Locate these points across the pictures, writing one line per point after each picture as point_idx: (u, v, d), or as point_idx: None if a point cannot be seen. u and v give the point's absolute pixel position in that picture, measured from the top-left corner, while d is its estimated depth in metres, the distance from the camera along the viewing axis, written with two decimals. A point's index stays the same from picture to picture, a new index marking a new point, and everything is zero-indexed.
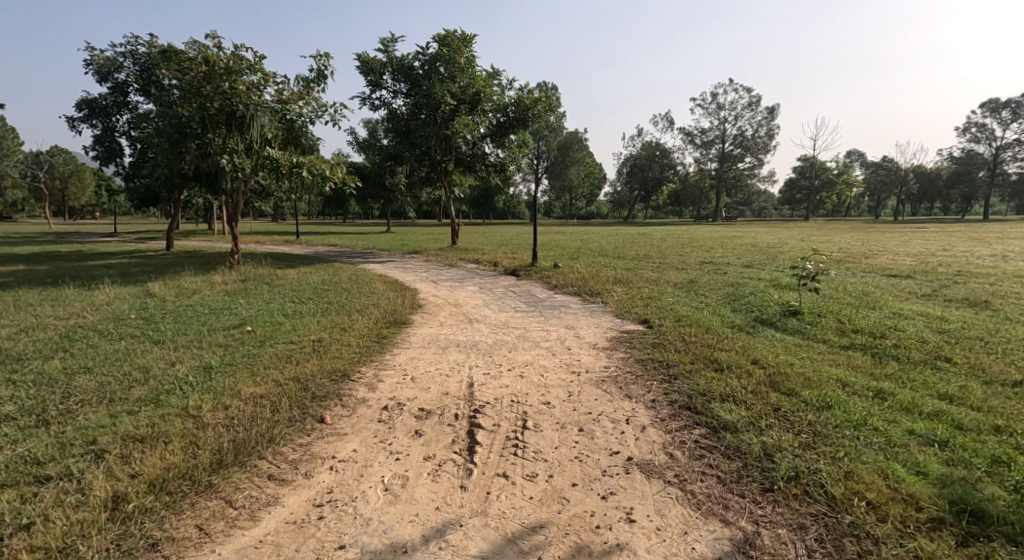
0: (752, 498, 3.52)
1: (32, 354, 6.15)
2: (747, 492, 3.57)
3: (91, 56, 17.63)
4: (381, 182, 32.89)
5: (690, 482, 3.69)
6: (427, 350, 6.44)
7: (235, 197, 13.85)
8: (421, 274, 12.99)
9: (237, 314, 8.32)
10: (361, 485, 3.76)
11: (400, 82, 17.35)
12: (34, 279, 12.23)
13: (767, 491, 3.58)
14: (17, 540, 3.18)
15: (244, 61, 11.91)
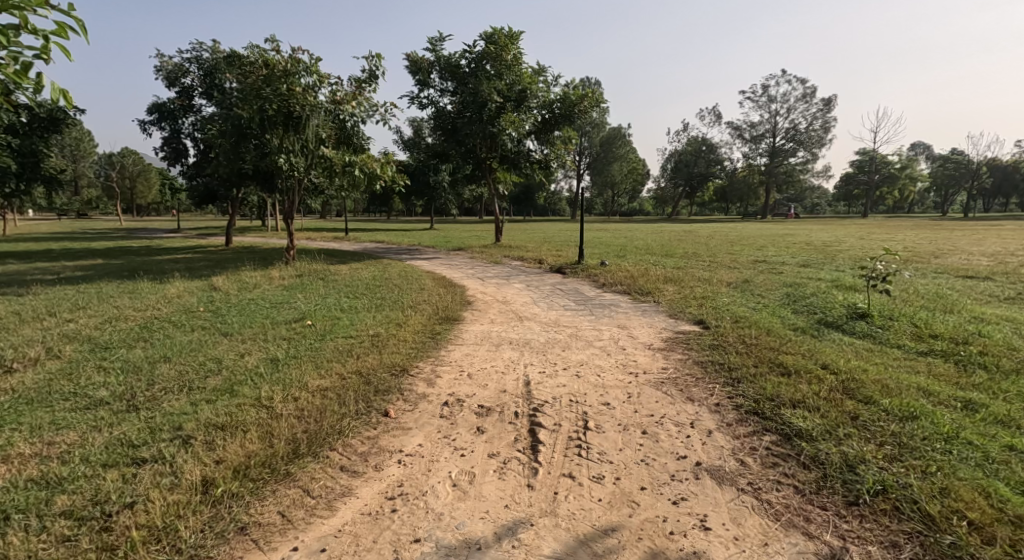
0: (836, 511, 3.39)
1: (115, 344, 6.54)
2: (830, 504, 3.44)
3: (161, 62, 18.64)
4: (426, 180, 33.38)
5: (766, 491, 3.58)
6: (481, 347, 6.49)
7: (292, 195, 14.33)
8: (470, 271, 13.06)
9: (297, 308, 8.61)
10: (430, 480, 3.83)
11: (446, 81, 17.52)
12: (113, 272, 13.04)
13: (852, 504, 3.43)
14: (124, 517, 3.38)
15: (301, 63, 12.27)
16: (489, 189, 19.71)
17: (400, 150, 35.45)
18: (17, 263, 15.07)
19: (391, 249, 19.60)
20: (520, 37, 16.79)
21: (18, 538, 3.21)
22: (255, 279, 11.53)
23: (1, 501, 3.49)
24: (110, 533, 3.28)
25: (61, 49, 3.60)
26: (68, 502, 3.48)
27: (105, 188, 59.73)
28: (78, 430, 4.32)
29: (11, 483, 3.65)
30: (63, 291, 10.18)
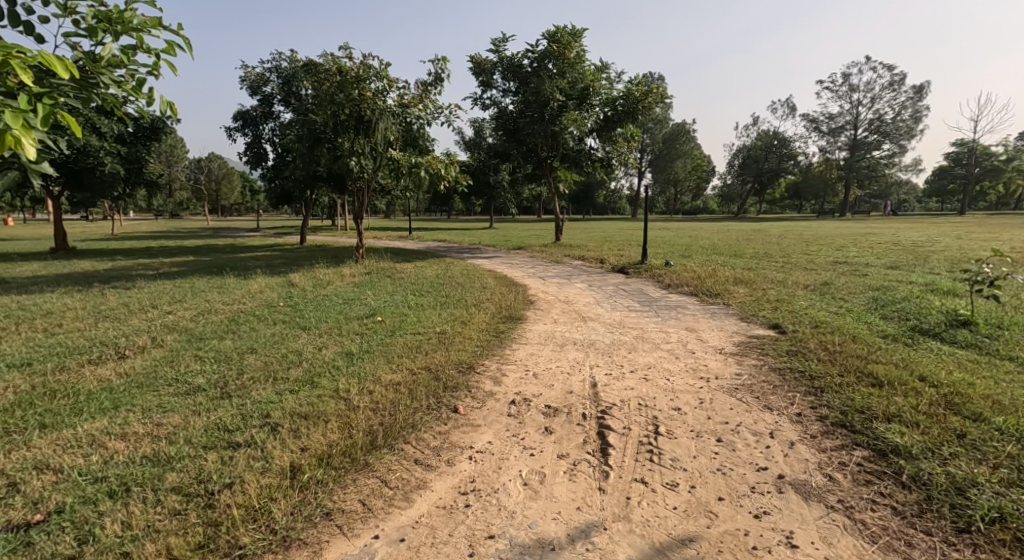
0: (943, 538, 3.18)
1: (207, 335, 6.98)
2: (936, 530, 3.24)
3: (245, 73, 19.74)
4: (486, 179, 33.62)
5: (859, 511, 3.40)
6: (545, 347, 6.48)
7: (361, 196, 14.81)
8: (532, 270, 13.06)
9: (367, 304, 8.90)
10: (501, 477, 3.87)
11: (509, 81, 17.62)
12: (203, 268, 13.93)
13: (963, 532, 3.22)
14: (224, 496, 3.59)
15: (371, 68, 12.70)
16: (549, 188, 19.64)
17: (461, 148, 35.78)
18: (122, 259, 16.39)
19: (453, 248, 19.94)
20: (584, 34, 16.60)
21: (138, 509, 3.48)
22: (328, 276, 12.01)
23: (120, 475, 3.79)
24: (212, 510, 3.49)
25: (169, 64, 3.89)
26: (177, 479, 3.75)
27: (192, 189, 63.84)
28: (181, 413, 4.65)
29: (127, 459, 3.97)
30: (161, 286, 10.96)
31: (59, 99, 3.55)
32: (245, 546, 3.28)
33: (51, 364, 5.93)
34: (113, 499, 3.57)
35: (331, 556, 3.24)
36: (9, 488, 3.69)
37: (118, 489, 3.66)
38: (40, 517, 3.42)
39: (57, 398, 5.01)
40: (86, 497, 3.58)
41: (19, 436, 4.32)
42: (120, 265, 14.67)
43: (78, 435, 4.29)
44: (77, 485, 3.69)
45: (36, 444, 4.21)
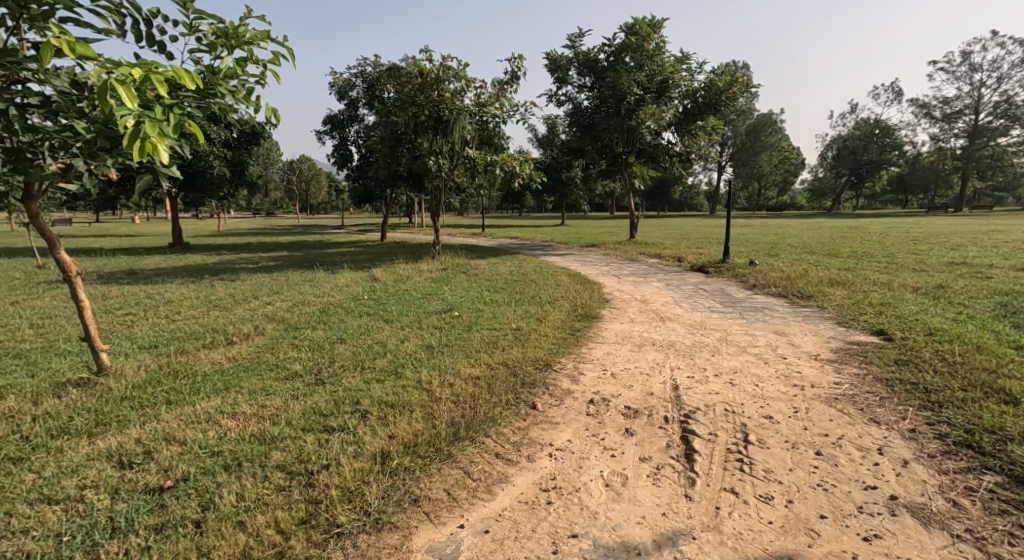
0: None
1: (302, 325, 7.34)
2: None
3: (333, 78, 20.66)
4: (559, 176, 33.40)
5: (993, 545, 3.09)
6: (623, 346, 6.32)
7: (438, 194, 15.04)
8: (608, 268, 12.80)
9: (444, 300, 9.05)
10: (582, 476, 3.80)
11: (584, 77, 17.40)
12: (296, 263, 14.71)
13: None
14: (322, 476, 3.74)
15: (450, 70, 12.93)
16: (625, 185, 19.20)
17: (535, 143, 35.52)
18: (226, 254, 17.61)
19: (526, 245, 19.99)
20: (663, 24, 16.06)
21: (249, 482, 3.67)
22: (408, 272, 12.32)
23: (232, 450, 4.03)
24: (310, 488, 3.64)
25: (273, 73, 4.45)
26: (281, 457, 3.95)
27: (283, 189, 67.64)
28: (281, 396, 4.91)
29: (237, 436, 4.22)
30: (260, 279, 11.64)
31: (187, 105, 4.25)
32: (341, 525, 3.38)
33: (172, 347, 6.43)
34: (227, 472, 3.79)
35: (420, 541, 3.29)
36: (145, 455, 4.00)
37: (232, 463, 3.89)
38: (170, 483, 3.67)
39: (180, 377, 5.42)
40: (207, 468, 3.83)
41: (151, 410, 4.70)
42: (225, 259, 15.73)
43: (198, 412, 4.61)
44: (198, 456, 3.95)
45: (164, 417, 4.56)
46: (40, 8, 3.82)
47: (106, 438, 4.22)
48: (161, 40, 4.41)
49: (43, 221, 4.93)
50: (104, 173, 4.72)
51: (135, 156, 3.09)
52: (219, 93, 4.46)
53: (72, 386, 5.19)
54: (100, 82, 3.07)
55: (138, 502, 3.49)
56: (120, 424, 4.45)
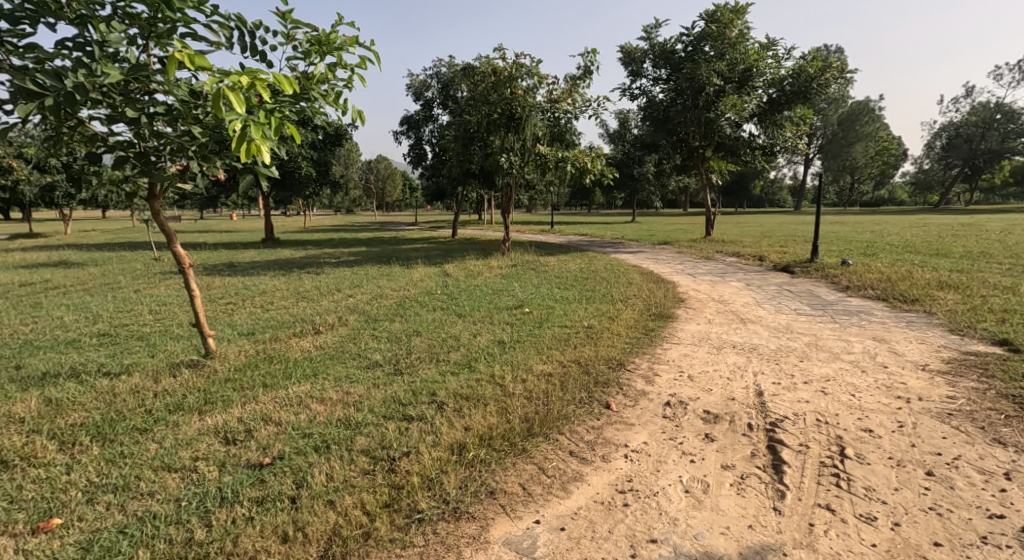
0: None
1: (380, 317, 7.59)
2: None
3: (409, 80, 21.23)
4: (630, 172, 32.71)
5: None
6: (702, 348, 6.12)
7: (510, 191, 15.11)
8: (683, 266, 12.44)
9: (515, 296, 9.09)
10: (660, 480, 3.70)
11: (660, 69, 16.97)
12: (374, 258, 15.26)
13: None
14: (404, 463, 3.85)
15: (523, 67, 12.96)
16: (702, 180, 18.56)
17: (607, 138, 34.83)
18: (311, 249, 18.53)
19: (597, 242, 19.73)
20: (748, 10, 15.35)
21: (336, 464, 3.83)
22: (479, 268, 12.48)
23: (321, 433, 4.23)
24: (392, 475, 3.75)
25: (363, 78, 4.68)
26: (364, 442, 4.10)
27: (361, 188, 70.26)
28: (364, 385, 5.10)
29: (325, 420, 4.42)
30: (342, 272, 12.14)
31: (286, 109, 4.58)
32: (422, 511, 3.46)
33: (266, 334, 6.83)
34: (317, 453, 3.98)
35: (497, 533, 3.32)
36: (246, 433, 4.27)
37: (320, 445, 4.08)
38: (268, 460, 3.89)
39: (274, 362, 5.76)
40: (299, 448, 4.03)
41: (250, 392, 5.01)
42: (310, 254, 16.54)
43: (290, 396, 4.87)
44: (292, 437, 4.17)
45: (261, 399, 4.85)
46: (165, 26, 4.21)
47: (213, 416, 4.53)
48: (263, 50, 4.77)
49: (164, 217, 5.38)
50: (212, 173, 5.09)
51: (242, 156, 3.36)
52: (314, 97, 4.77)
53: (184, 366, 5.62)
54: (214, 89, 3.29)
55: (242, 476, 3.71)
56: (224, 403, 4.77)
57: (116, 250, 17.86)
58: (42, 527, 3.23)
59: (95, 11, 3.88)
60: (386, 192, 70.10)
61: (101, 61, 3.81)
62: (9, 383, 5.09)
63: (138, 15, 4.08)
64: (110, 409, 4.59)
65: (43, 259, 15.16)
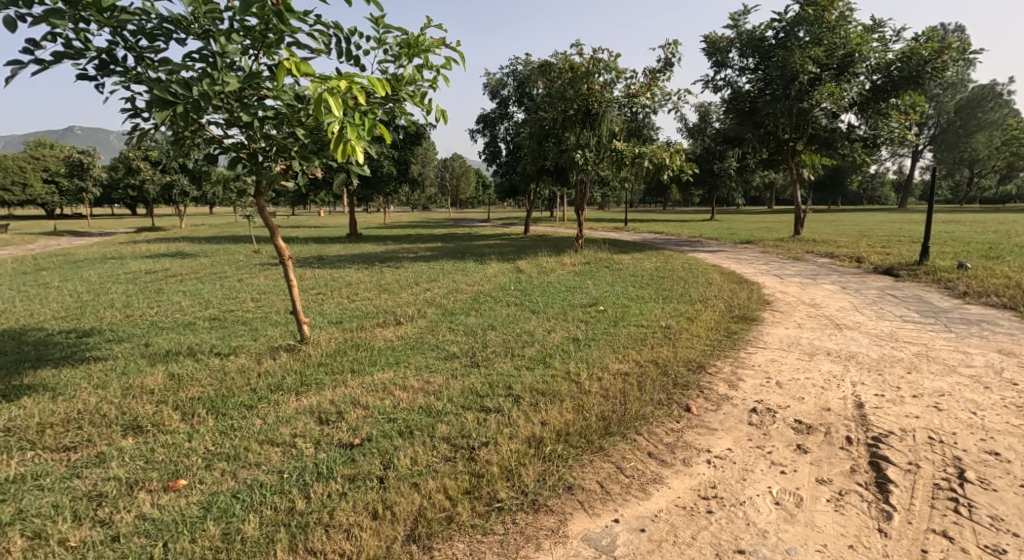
0: None
1: (456, 311, 7.80)
2: None
3: (486, 79, 21.52)
4: (711, 167, 31.49)
5: None
6: (791, 354, 5.86)
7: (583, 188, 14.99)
8: (770, 267, 11.94)
9: (589, 293, 9.06)
10: (747, 490, 3.61)
11: (748, 58, 16.30)
12: (450, 253, 15.62)
13: None
14: (486, 452, 3.96)
15: (601, 62, 12.85)
16: (792, 175, 17.66)
17: (687, 133, 33.55)
18: (391, 244, 19.24)
19: (673, 241, 19.24)
20: None
21: (420, 449, 3.99)
22: (551, 265, 12.50)
23: (405, 419, 4.42)
24: (476, 463, 3.87)
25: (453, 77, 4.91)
26: (446, 430, 4.25)
27: (438, 185, 71.90)
28: (442, 375, 5.28)
29: (407, 407, 4.62)
30: (419, 266, 12.54)
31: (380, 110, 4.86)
32: (502, 500, 3.55)
33: (353, 323, 7.20)
34: (402, 437, 4.17)
35: (576, 529, 3.35)
36: (337, 414, 4.53)
37: (404, 431, 4.26)
38: (358, 441, 4.12)
39: (359, 350, 6.06)
40: (386, 432, 4.23)
41: (339, 376, 5.31)
42: (390, 249, 17.19)
43: (376, 382, 5.12)
44: (378, 421, 4.39)
45: (350, 384, 5.13)
46: (274, 36, 4.53)
47: (307, 397, 4.84)
48: (357, 55, 5.04)
49: (267, 212, 5.80)
50: (311, 172, 5.42)
51: (340, 156, 3.56)
52: (403, 98, 5.03)
53: (283, 350, 6.04)
54: (315, 90, 3.49)
55: (336, 454, 3.95)
56: (318, 386, 5.09)
57: (221, 242, 19.36)
58: (171, 487, 3.57)
59: (217, 26, 4.23)
60: (462, 188, 71.42)
61: (222, 71, 4.16)
62: (139, 358, 5.67)
63: (252, 27, 4.41)
64: (221, 385, 5.01)
65: (160, 250, 16.71)
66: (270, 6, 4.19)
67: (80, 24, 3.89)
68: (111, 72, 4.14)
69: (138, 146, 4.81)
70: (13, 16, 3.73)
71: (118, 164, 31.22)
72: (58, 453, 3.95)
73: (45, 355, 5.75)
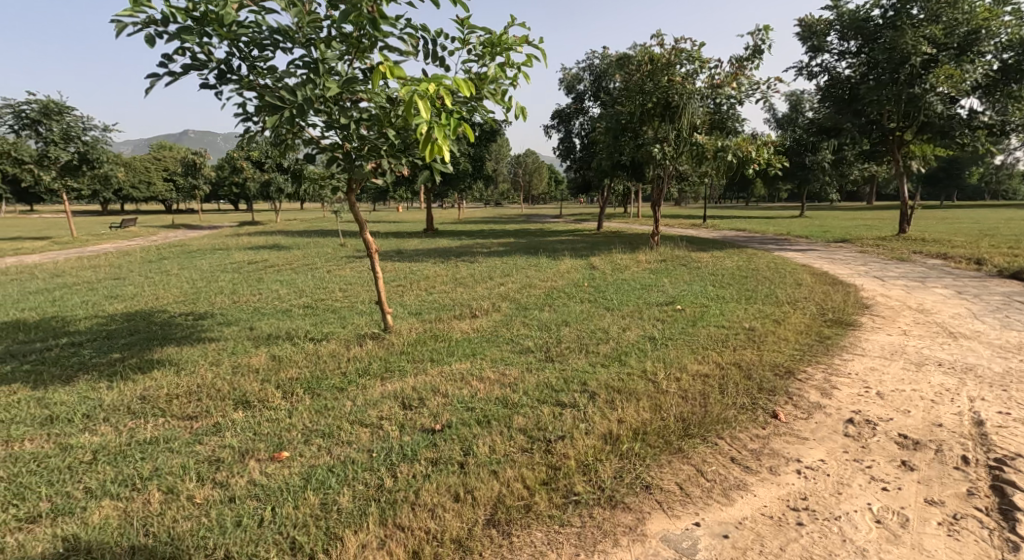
0: None
1: (531, 306, 7.87)
2: None
3: (562, 74, 21.45)
4: (804, 160, 29.87)
5: None
6: (895, 363, 5.49)
7: (661, 184, 14.65)
8: (869, 268, 11.20)
9: (665, 292, 8.87)
10: (842, 505, 3.45)
11: (849, 41, 15.35)
12: (524, 249, 15.73)
13: None
14: (564, 446, 4.00)
15: (683, 52, 12.48)
16: (897, 168, 16.37)
17: (776, 125, 32.02)
18: (468, 239, 19.62)
19: (758, 239, 18.43)
20: None
21: (498, 439, 4.09)
22: (626, 262, 12.33)
23: (483, 408, 4.54)
24: (553, 455, 3.92)
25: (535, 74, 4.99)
26: (523, 421, 4.32)
27: (512, 181, 72.38)
28: (518, 368, 5.37)
29: (485, 397, 4.73)
30: (494, 261, 12.72)
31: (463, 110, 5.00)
32: (579, 494, 3.58)
33: (432, 315, 7.43)
34: (481, 426, 4.28)
35: (655, 528, 3.33)
36: (419, 400, 4.72)
37: (483, 420, 4.38)
38: (439, 427, 4.27)
39: (438, 340, 6.26)
40: (465, 420, 4.36)
41: (420, 364, 5.53)
42: (466, 243, 17.54)
43: (454, 372, 5.28)
44: (457, 409, 4.53)
45: (429, 372, 5.32)
46: (369, 41, 4.75)
47: (392, 383, 5.07)
48: (442, 57, 5.21)
49: (357, 207, 6.08)
50: (398, 169, 5.65)
51: (426, 155, 3.66)
52: (484, 96, 5.16)
53: (369, 337, 6.35)
54: (406, 93, 3.62)
55: (419, 438, 4.12)
56: (401, 373, 5.32)
57: (312, 236, 20.48)
58: (276, 457, 3.86)
59: (318, 34, 4.49)
60: (537, 184, 71.59)
61: (323, 76, 4.42)
62: (245, 340, 6.15)
63: (349, 34, 4.64)
64: (316, 368, 5.35)
65: (258, 242, 17.91)
66: (366, 14, 4.41)
67: (205, 38, 4.26)
68: (227, 81, 4.50)
69: (246, 145, 5.20)
70: (151, 33, 4.15)
71: (223, 163, 33.69)
72: (182, 420, 4.37)
73: (169, 334, 6.35)
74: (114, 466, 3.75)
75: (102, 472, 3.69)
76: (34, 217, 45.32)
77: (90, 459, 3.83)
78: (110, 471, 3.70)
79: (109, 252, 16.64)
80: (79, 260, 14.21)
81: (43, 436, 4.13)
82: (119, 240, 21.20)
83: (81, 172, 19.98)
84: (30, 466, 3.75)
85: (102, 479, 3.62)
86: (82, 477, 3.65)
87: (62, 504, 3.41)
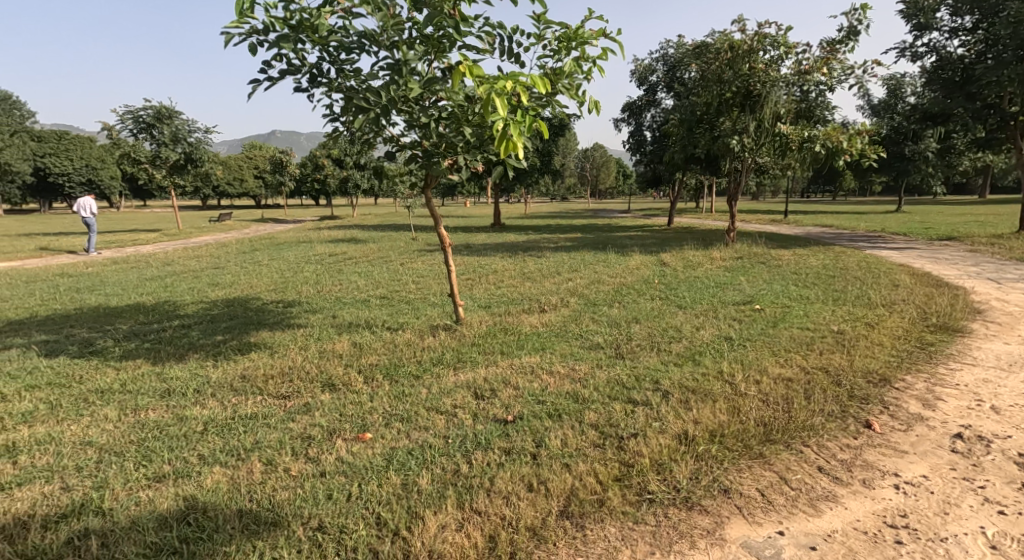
0: None
1: (600, 302, 7.78)
2: None
3: (634, 66, 21.06)
4: (903, 150, 27.86)
5: None
6: (1013, 376, 5.03)
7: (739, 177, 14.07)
8: (977, 269, 10.31)
9: (742, 291, 8.52)
10: (949, 526, 3.21)
11: (962, 16, 14.15)
12: (592, 245, 15.55)
13: None
14: (638, 443, 3.94)
15: (767, 38, 11.90)
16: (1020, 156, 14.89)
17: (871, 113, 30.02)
18: (537, 234, 19.62)
19: (843, 236, 17.35)
20: None
21: (570, 433, 4.08)
22: (699, 259, 11.95)
23: (554, 402, 4.55)
24: (626, 452, 3.87)
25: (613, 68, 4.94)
26: (594, 417, 4.29)
27: (581, 177, 71.70)
28: (589, 363, 5.34)
29: (556, 391, 4.74)
30: (562, 257, 12.65)
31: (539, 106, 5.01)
32: (653, 492, 3.52)
33: (500, 309, 7.49)
34: (552, 419, 4.29)
35: (735, 533, 3.23)
36: (491, 391, 4.78)
37: (554, 414, 4.38)
38: (511, 418, 4.32)
39: (507, 333, 6.32)
40: (537, 413, 4.38)
41: (490, 356, 5.60)
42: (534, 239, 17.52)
43: (525, 365, 5.32)
44: (529, 402, 4.55)
45: (500, 364, 5.38)
46: (448, 42, 4.84)
47: (464, 373, 5.16)
48: (516, 53, 5.24)
49: (432, 203, 6.20)
50: (474, 166, 5.72)
51: (502, 153, 3.67)
52: (559, 90, 5.16)
53: (441, 328, 6.49)
54: (484, 91, 3.65)
55: (493, 428, 4.18)
56: (472, 363, 5.41)
57: (387, 230, 21.11)
58: (361, 438, 4.03)
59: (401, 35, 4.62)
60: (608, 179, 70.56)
61: (406, 76, 4.55)
62: (328, 327, 6.44)
63: (430, 35, 4.75)
64: (393, 355, 5.54)
65: (336, 237, 18.66)
66: (448, 16, 4.51)
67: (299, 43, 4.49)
68: (318, 83, 4.71)
69: (331, 142, 5.43)
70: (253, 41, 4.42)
71: (306, 161, 35.31)
72: (277, 399, 4.64)
73: (262, 319, 6.75)
74: (221, 437, 4.04)
75: (212, 442, 3.98)
76: (139, 213, 49.14)
77: (202, 430, 4.15)
78: (219, 441, 3.99)
79: (209, 244, 17.83)
80: (184, 251, 15.34)
81: (162, 406, 4.50)
82: (216, 233, 22.68)
83: (187, 171, 21.53)
84: (154, 432, 4.10)
85: (212, 448, 3.91)
86: (195, 445, 3.95)
87: (181, 467, 3.71)
